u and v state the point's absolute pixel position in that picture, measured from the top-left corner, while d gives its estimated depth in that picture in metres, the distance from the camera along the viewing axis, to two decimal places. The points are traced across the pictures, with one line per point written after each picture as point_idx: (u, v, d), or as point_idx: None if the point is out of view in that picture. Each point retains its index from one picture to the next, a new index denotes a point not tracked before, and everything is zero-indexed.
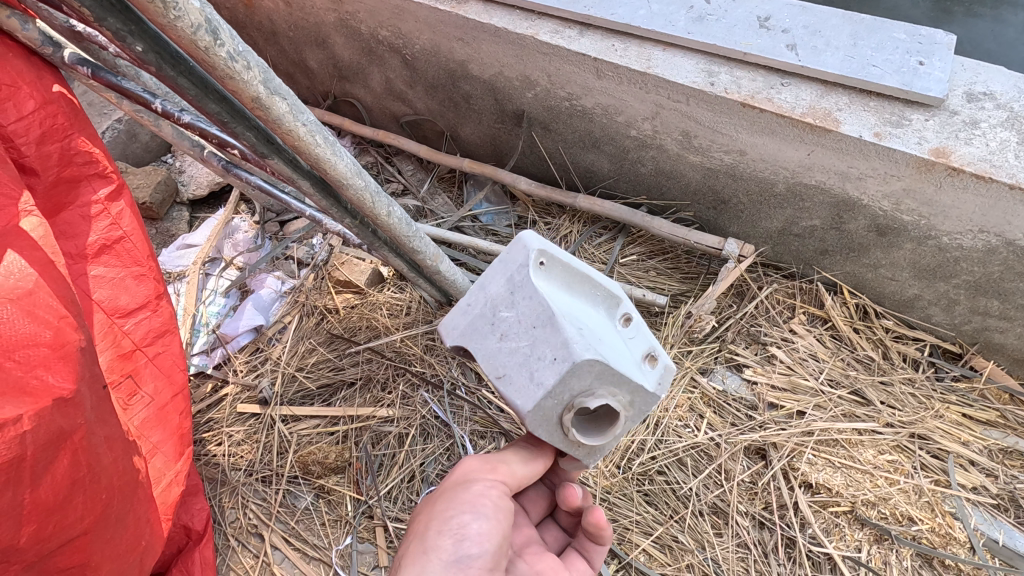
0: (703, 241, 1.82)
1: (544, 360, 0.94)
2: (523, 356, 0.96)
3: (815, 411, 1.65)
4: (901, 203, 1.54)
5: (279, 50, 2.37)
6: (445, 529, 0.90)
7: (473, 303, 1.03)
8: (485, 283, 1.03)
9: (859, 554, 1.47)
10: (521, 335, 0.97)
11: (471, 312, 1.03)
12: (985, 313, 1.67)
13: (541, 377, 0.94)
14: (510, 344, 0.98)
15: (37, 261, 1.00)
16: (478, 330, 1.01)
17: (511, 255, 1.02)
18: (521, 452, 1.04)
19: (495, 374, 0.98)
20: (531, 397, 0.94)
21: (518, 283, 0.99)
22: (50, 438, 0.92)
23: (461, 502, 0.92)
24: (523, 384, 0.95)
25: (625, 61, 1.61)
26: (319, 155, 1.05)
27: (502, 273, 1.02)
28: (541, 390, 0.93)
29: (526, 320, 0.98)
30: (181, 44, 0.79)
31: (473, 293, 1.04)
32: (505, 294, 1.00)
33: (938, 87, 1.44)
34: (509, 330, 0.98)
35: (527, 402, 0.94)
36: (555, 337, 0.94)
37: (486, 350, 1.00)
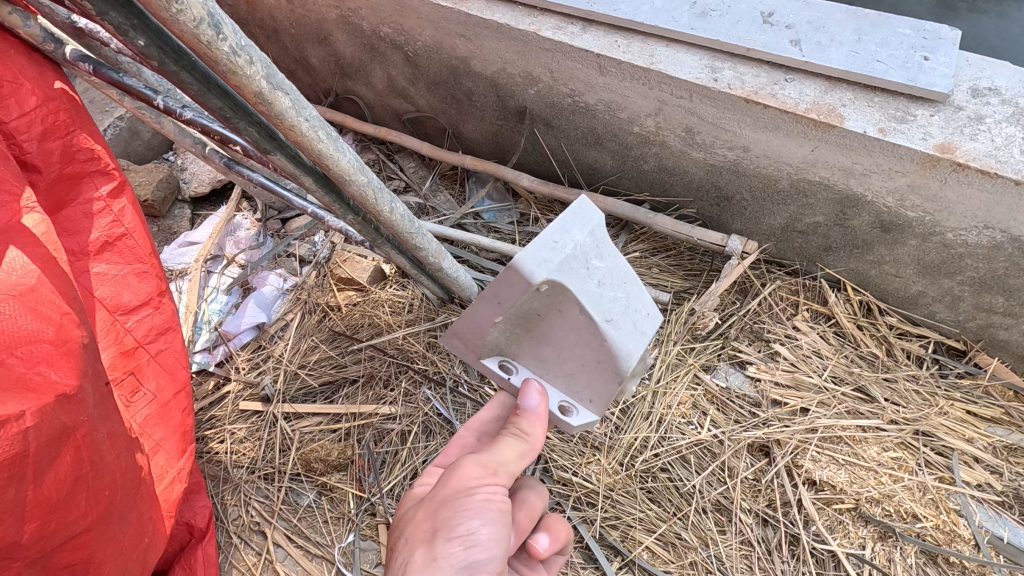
0: (706, 237, 1.82)
1: (642, 314, 1.08)
2: (623, 304, 1.07)
3: (819, 408, 1.64)
4: (905, 199, 1.53)
5: (280, 47, 2.36)
6: (455, 536, 0.88)
7: (560, 242, 1.02)
8: (569, 227, 1.03)
9: (863, 551, 1.47)
10: (617, 287, 1.07)
11: (561, 250, 1.02)
12: (990, 310, 1.66)
13: (642, 324, 1.08)
14: (607, 291, 1.06)
15: (40, 258, 1.00)
16: (573, 270, 1.03)
17: (584, 209, 1.05)
18: (515, 447, 0.98)
19: (603, 317, 1.05)
20: (641, 342, 1.06)
21: (601, 234, 1.06)
22: (53, 435, 0.92)
23: (468, 510, 0.89)
24: (630, 329, 1.06)
25: (627, 56, 1.60)
26: (322, 151, 1.04)
27: (581, 226, 1.04)
28: (647, 336, 1.07)
29: (618, 273, 1.08)
30: (183, 37, 0.78)
31: (557, 232, 1.02)
32: (592, 243, 1.05)
33: (943, 82, 1.44)
34: (605, 275, 1.06)
35: (638, 345, 1.06)
36: (641, 292, 1.10)
37: (585, 293, 1.04)
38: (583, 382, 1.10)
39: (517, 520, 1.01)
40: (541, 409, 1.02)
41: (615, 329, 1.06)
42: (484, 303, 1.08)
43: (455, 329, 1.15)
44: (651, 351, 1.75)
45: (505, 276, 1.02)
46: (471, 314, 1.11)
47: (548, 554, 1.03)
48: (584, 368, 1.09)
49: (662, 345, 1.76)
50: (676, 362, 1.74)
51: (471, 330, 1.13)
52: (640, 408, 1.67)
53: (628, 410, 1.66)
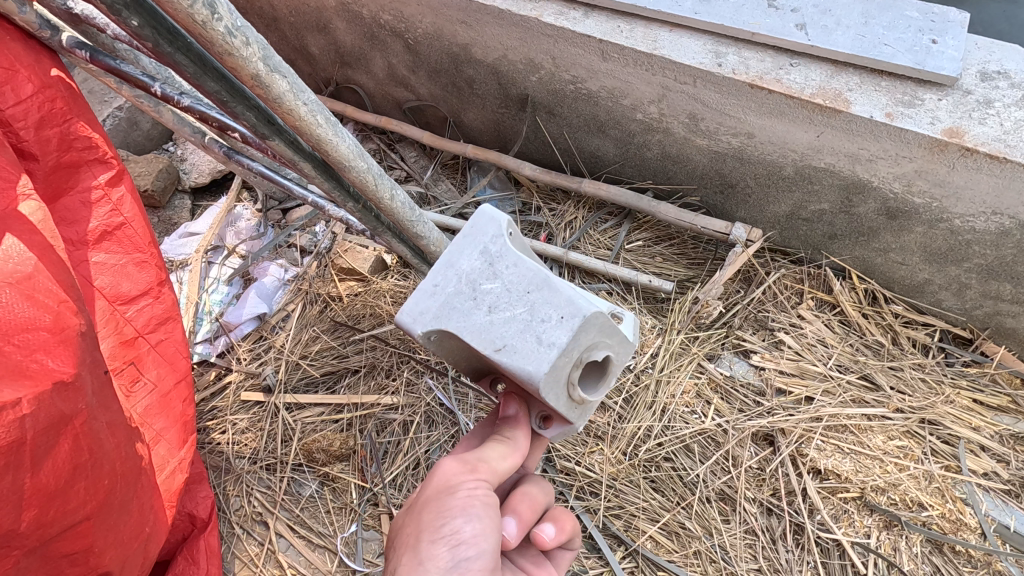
0: (711, 225, 1.79)
1: (548, 321, 0.81)
2: (523, 322, 0.82)
3: (824, 397, 1.63)
4: (913, 185, 1.51)
5: (280, 35, 2.34)
6: (439, 537, 0.81)
7: (441, 281, 0.86)
8: (453, 259, 0.87)
9: (868, 540, 1.45)
10: (513, 303, 0.83)
11: (442, 291, 0.86)
12: (997, 297, 1.65)
13: (549, 338, 0.81)
14: (502, 315, 0.83)
15: (37, 246, 0.99)
16: (458, 307, 0.85)
17: (477, 228, 0.88)
18: (499, 447, 0.92)
19: (491, 347, 0.82)
20: (546, 361, 0.80)
21: (496, 250, 0.86)
22: (50, 422, 0.91)
23: (449, 510, 0.82)
24: (530, 349, 0.81)
25: (630, 42, 1.58)
26: (321, 137, 1.03)
27: (472, 245, 0.87)
28: (554, 351, 0.80)
29: (515, 286, 0.84)
30: (177, 17, 0.77)
31: (439, 272, 0.87)
32: (481, 265, 0.85)
33: (952, 66, 1.42)
34: (499, 299, 0.84)
35: (541, 367, 0.80)
36: (556, 294, 0.82)
37: (471, 327, 0.83)
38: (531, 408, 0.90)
39: (517, 510, 0.94)
40: (521, 414, 0.96)
41: (517, 355, 0.81)
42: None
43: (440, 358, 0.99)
44: (654, 341, 1.74)
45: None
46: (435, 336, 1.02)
47: (555, 545, 0.96)
48: (528, 391, 0.88)
49: (665, 334, 1.75)
50: (680, 351, 1.73)
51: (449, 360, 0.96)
52: (643, 397, 1.65)
53: (632, 400, 1.65)
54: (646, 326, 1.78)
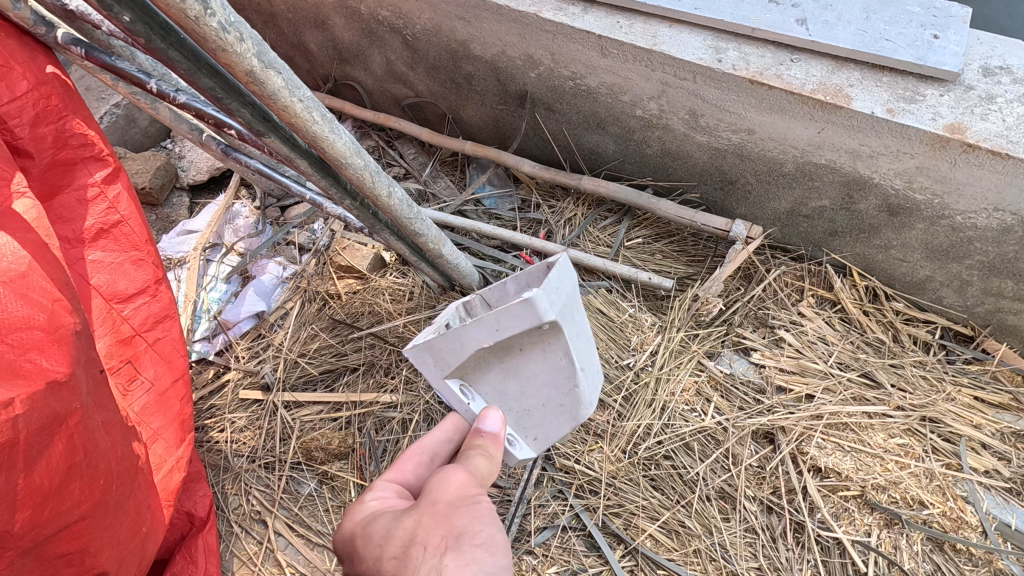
0: (711, 222, 1.78)
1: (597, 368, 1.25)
2: (587, 371, 1.20)
3: (825, 395, 1.62)
4: (914, 181, 1.50)
5: (278, 32, 2.32)
6: (480, 542, 0.80)
7: (562, 285, 1.13)
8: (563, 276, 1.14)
9: (868, 539, 1.45)
10: (586, 356, 1.20)
11: (563, 293, 1.13)
12: (999, 294, 1.64)
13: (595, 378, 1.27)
14: (581, 348, 1.19)
15: (31, 244, 0.99)
16: (567, 312, 1.15)
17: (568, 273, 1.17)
18: (489, 464, 0.96)
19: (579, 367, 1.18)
20: (593, 395, 1.23)
21: (576, 297, 1.18)
22: (44, 422, 0.90)
23: (482, 517, 0.83)
24: (588, 390, 1.21)
25: (630, 38, 1.57)
26: (317, 133, 1.02)
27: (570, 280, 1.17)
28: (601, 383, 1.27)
29: (587, 339, 1.21)
30: (169, 13, 0.76)
31: (557, 280, 1.12)
32: (575, 300, 1.17)
33: (953, 61, 1.41)
34: (581, 340, 1.19)
35: (592, 398, 1.23)
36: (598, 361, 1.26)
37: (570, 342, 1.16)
38: (534, 421, 1.24)
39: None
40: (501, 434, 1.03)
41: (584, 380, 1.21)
42: (477, 327, 1.11)
43: (430, 345, 1.15)
44: (654, 338, 1.73)
45: (516, 309, 1.08)
46: (457, 334, 1.13)
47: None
48: (542, 409, 1.22)
49: (665, 331, 1.74)
50: (680, 349, 1.72)
51: (453, 351, 1.16)
52: (642, 395, 1.65)
53: (632, 398, 1.65)
54: (646, 323, 1.76)
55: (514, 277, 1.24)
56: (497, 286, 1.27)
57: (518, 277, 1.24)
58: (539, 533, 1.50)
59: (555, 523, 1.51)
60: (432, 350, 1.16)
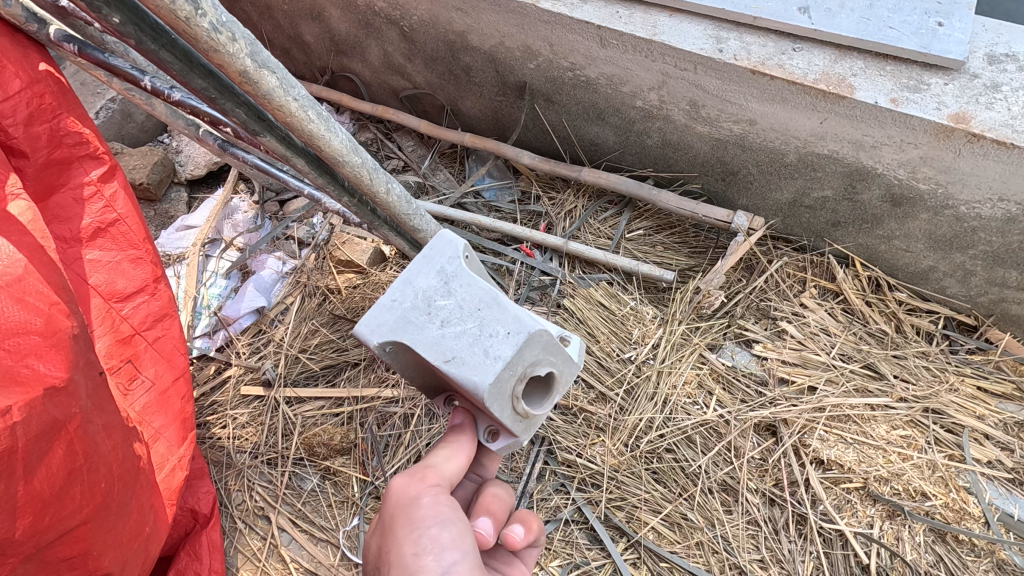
0: (712, 214, 1.77)
1: (496, 335, 0.83)
2: (473, 336, 0.84)
3: (827, 387, 1.62)
4: (918, 171, 1.48)
5: (273, 24, 2.30)
6: (421, 551, 0.78)
7: (400, 296, 0.88)
8: (409, 277, 0.89)
9: (871, 530, 1.45)
10: (465, 318, 0.85)
11: (399, 306, 0.87)
12: (1003, 284, 1.63)
13: (496, 351, 0.83)
14: (453, 329, 0.85)
15: (26, 247, 0.98)
16: (412, 322, 0.86)
17: (435, 250, 0.90)
18: (441, 449, 0.89)
19: (441, 358, 0.83)
20: (491, 372, 0.82)
21: (450, 271, 0.88)
22: (42, 428, 0.90)
23: (421, 521, 0.80)
24: (479, 361, 0.83)
25: (629, 28, 1.55)
26: (313, 132, 1.01)
27: (429, 265, 0.89)
28: (500, 363, 0.82)
29: (467, 302, 0.86)
30: (160, 14, 0.75)
31: (397, 288, 0.89)
32: (437, 283, 0.88)
33: (958, 49, 1.39)
34: (451, 314, 0.86)
35: (486, 377, 0.82)
36: (504, 311, 0.85)
37: (424, 340, 0.85)
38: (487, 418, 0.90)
39: (488, 508, 0.91)
40: (463, 420, 0.94)
41: (467, 364, 0.83)
42: None
43: None
44: (655, 331, 1.72)
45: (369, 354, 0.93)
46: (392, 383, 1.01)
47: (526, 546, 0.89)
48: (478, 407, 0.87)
49: (666, 324, 1.74)
50: (681, 342, 1.71)
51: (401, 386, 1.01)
52: (644, 388, 1.64)
53: (633, 391, 1.64)
54: (647, 316, 1.75)
55: None
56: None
57: None
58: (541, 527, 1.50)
59: (557, 517, 1.51)
60: None
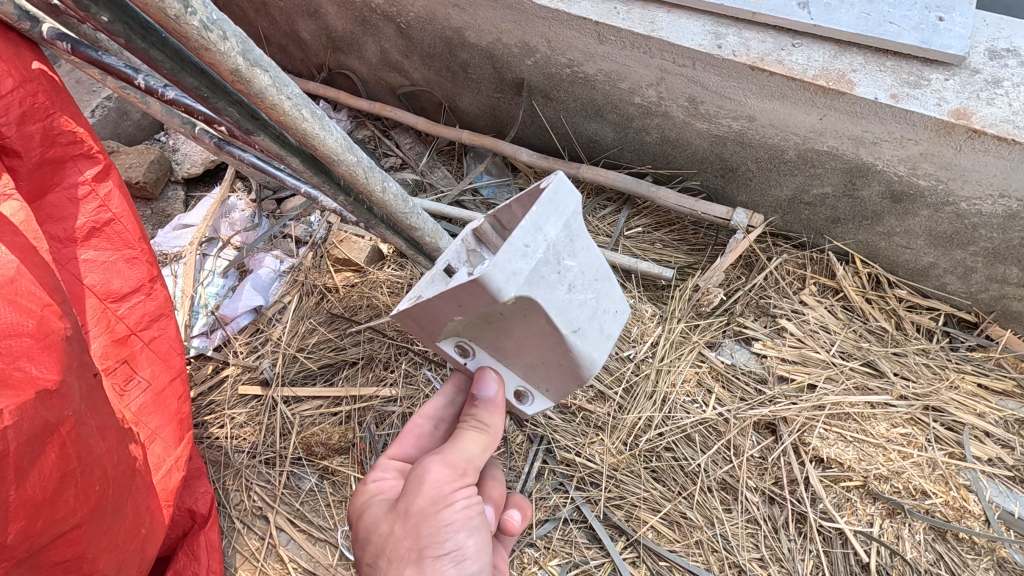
0: (711, 211, 1.76)
1: (608, 312, 0.94)
2: (590, 308, 0.91)
3: (827, 384, 1.61)
4: (918, 167, 1.47)
5: (270, 20, 2.29)
6: (443, 555, 0.84)
7: (532, 243, 0.82)
8: (541, 223, 0.83)
9: (871, 528, 1.44)
10: (586, 288, 0.90)
11: (534, 256, 0.82)
12: (1004, 281, 1.62)
13: (607, 328, 0.94)
14: (578, 297, 0.89)
15: (18, 248, 0.98)
16: (545, 278, 0.84)
17: (560, 196, 0.86)
18: (477, 439, 0.91)
19: (569, 329, 0.88)
20: (603, 348, 0.93)
21: (577, 228, 0.88)
22: (34, 431, 0.89)
23: (452, 525, 0.85)
24: (596, 336, 0.92)
25: (627, 24, 1.54)
26: (307, 131, 1.00)
27: (557, 214, 0.85)
28: (609, 341, 0.95)
29: (588, 270, 0.90)
30: (149, 11, 0.74)
31: (529, 233, 0.82)
32: (566, 240, 0.86)
33: (959, 44, 1.38)
34: (577, 280, 0.88)
35: (601, 354, 0.92)
36: (613, 288, 0.95)
37: (556, 304, 0.85)
38: (540, 375, 0.96)
39: (490, 495, 1.01)
40: (497, 397, 0.94)
41: (588, 340, 0.90)
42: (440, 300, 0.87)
43: (410, 312, 0.95)
44: (655, 329, 1.72)
45: (468, 289, 0.81)
46: (426, 308, 0.91)
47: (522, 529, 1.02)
48: (547, 367, 0.94)
49: (665, 322, 1.73)
50: (680, 340, 1.70)
51: (429, 320, 0.93)
52: (643, 386, 1.63)
53: (632, 389, 1.63)
54: (646, 314, 1.75)
55: (519, 198, 0.94)
56: (504, 209, 0.97)
57: (521, 197, 0.94)
58: (540, 526, 1.50)
59: (556, 516, 1.51)
60: (413, 317, 0.96)
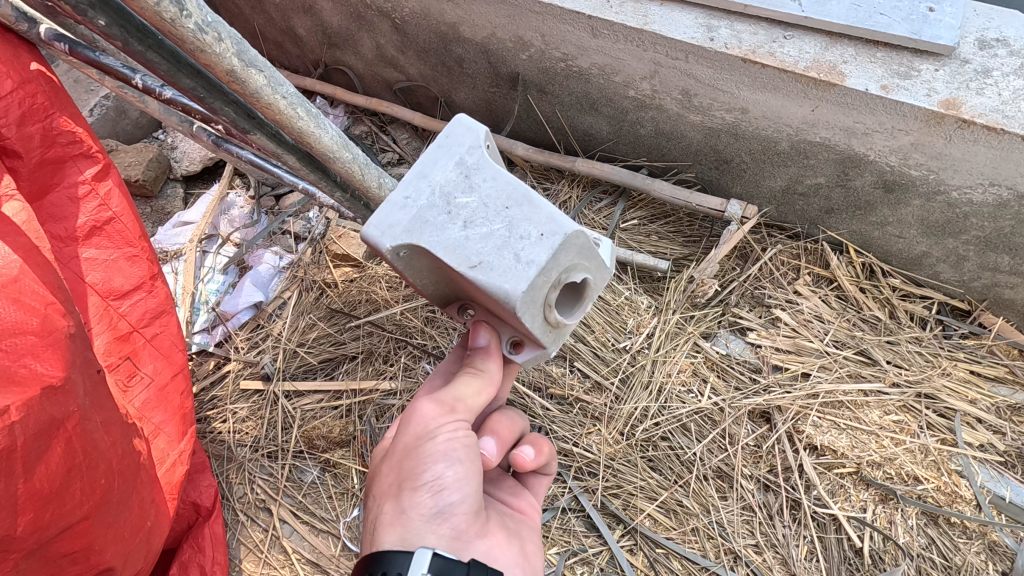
0: (705, 203, 1.78)
1: (529, 239, 0.77)
2: (501, 238, 0.77)
3: (821, 373, 1.63)
4: (909, 158, 1.49)
5: (266, 18, 2.30)
6: (420, 486, 0.84)
7: (412, 192, 0.80)
8: (424, 169, 0.81)
9: (864, 514, 1.47)
10: (491, 218, 0.78)
11: (412, 202, 0.79)
12: (995, 269, 1.64)
13: (528, 255, 0.77)
14: (479, 230, 0.78)
15: (21, 248, 1.00)
16: (431, 221, 0.79)
17: (453, 137, 0.82)
18: (472, 381, 0.89)
19: (466, 264, 0.77)
20: (523, 279, 0.76)
21: (471, 163, 0.80)
22: (41, 427, 0.91)
23: (430, 458, 0.84)
24: (510, 265, 0.76)
25: (621, 18, 1.55)
26: (303, 130, 1.01)
27: (446, 155, 0.81)
28: (534, 269, 0.76)
29: (493, 200, 0.79)
30: (145, 15, 0.76)
31: (410, 183, 0.80)
32: (457, 177, 0.80)
33: (949, 35, 1.40)
34: (476, 214, 0.78)
35: (518, 285, 0.76)
36: (536, 211, 0.78)
37: (447, 242, 0.78)
38: (514, 325, 0.86)
39: (497, 431, 1.00)
40: (492, 343, 0.90)
41: (497, 273, 0.76)
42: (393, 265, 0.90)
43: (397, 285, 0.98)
44: (650, 321, 1.73)
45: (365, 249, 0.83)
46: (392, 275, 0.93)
47: (533, 466, 1.02)
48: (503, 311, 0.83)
49: (661, 314, 1.74)
50: (676, 331, 1.72)
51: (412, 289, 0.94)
52: (639, 377, 1.65)
53: (628, 379, 1.65)
54: (642, 306, 1.76)
55: None
56: None
57: None
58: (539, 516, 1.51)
59: (554, 505, 1.52)
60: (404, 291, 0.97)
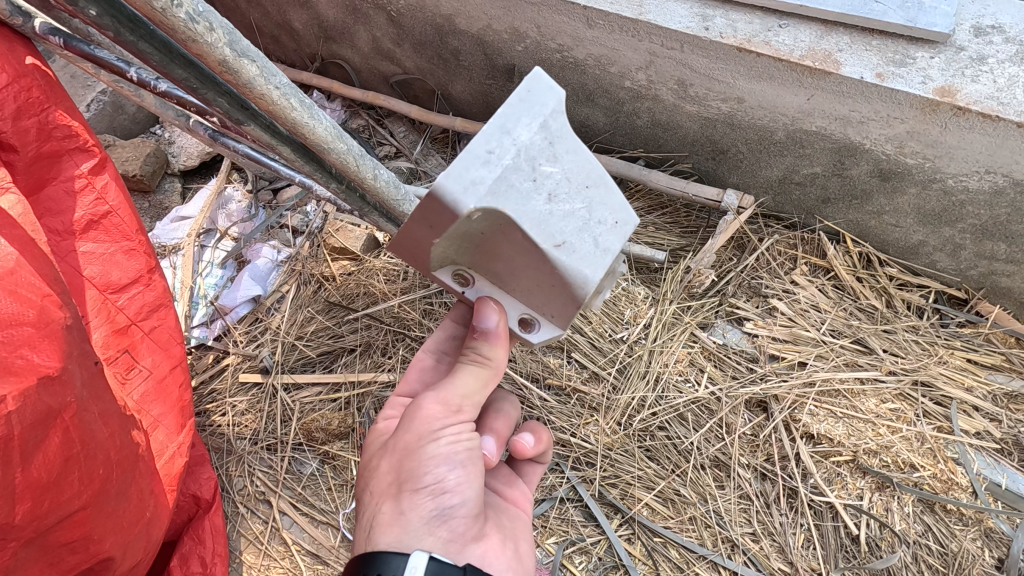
0: (702, 193, 1.79)
1: (606, 225, 0.78)
2: (581, 219, 0.77)
3: (817, 362, 1.64)
4: (905, 146, 1.49)
5: (262, 11, 2.29)
6: (421, 489, 0.84)
7: (497, 150, 0.72)
8: (510, 124, 0.72)
9: (861, 501, 1.48)
10: (572, 196, 0.76)
11: (499, 164, 0.72)
12: (992, 257, 1.64)
13: (605, 242, 0.78)
14: (560, 207, 0.76)
15: (18, 240, 1.00)
16: (516, 186, 0.73)
17: (535, 88, 0.74)
18: (477, 374, 0.88)
19: (551, 243, 0.76)
20: (602, 266, 0.78)
21: (558, 130, 0.75)
22: (38, 417, 0.92)
23: (433, 459, 0.85)
24: (588, 251, 0.77)
25: (616, 7, 1.54)
26: (296, 121, 1.01)
27: (531, 112, 0.73)
28: (610, 257, 0.78)
29: (574, 175, 0.77)
30: (136, 5, 0.76)
31: (494, 135, 0.72)
32: (543, 141, 0.74)
33: (944, 22, 1.38)
34: (557, 188, 0.76)
35: (597, 272, 0.77)
36: (615, 195, 0.78)
37: (531, 215, 0.74)
38: (542, 299, 0.86)
39: (494, 428, 1.01)
40: (500, 328, 0.87)
41: (577, 260, 0.77)
42: None
43: None
44: (647, 311, 1.73)
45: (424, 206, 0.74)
46: None
47: (534, 453, 1.03)
48: (541, 288, 0.84)
49: (658, 304, 1.74)
50: (672, 321, 1.72)
51: None
52: (636, 367, 1.65)
53: (625, 369, 1.65)
54: (639, 297, 1.76)
55: None
56: None
57: None
58: (537, 505, 1.52)
59: (552, 495, 1.53)
60: None
